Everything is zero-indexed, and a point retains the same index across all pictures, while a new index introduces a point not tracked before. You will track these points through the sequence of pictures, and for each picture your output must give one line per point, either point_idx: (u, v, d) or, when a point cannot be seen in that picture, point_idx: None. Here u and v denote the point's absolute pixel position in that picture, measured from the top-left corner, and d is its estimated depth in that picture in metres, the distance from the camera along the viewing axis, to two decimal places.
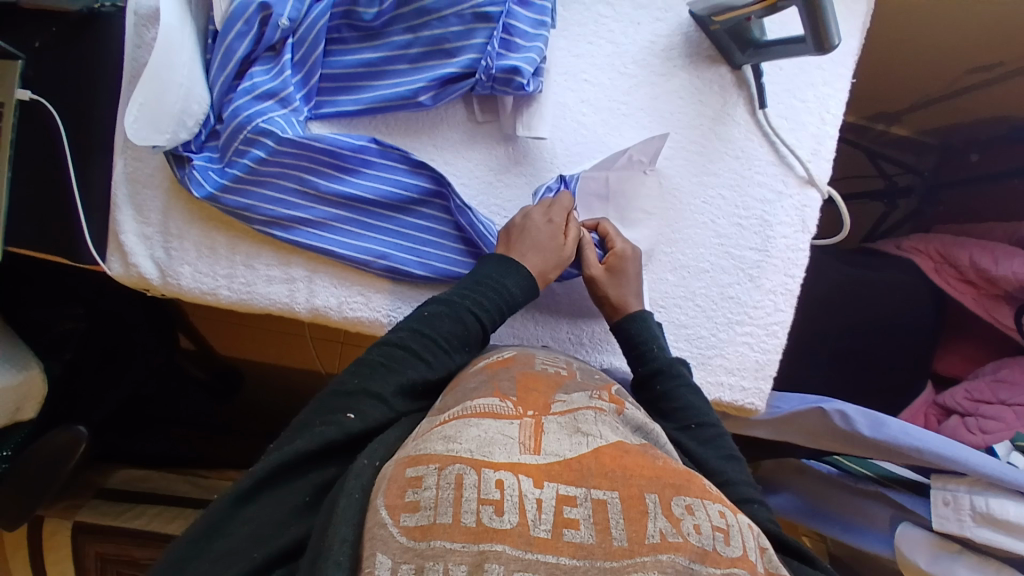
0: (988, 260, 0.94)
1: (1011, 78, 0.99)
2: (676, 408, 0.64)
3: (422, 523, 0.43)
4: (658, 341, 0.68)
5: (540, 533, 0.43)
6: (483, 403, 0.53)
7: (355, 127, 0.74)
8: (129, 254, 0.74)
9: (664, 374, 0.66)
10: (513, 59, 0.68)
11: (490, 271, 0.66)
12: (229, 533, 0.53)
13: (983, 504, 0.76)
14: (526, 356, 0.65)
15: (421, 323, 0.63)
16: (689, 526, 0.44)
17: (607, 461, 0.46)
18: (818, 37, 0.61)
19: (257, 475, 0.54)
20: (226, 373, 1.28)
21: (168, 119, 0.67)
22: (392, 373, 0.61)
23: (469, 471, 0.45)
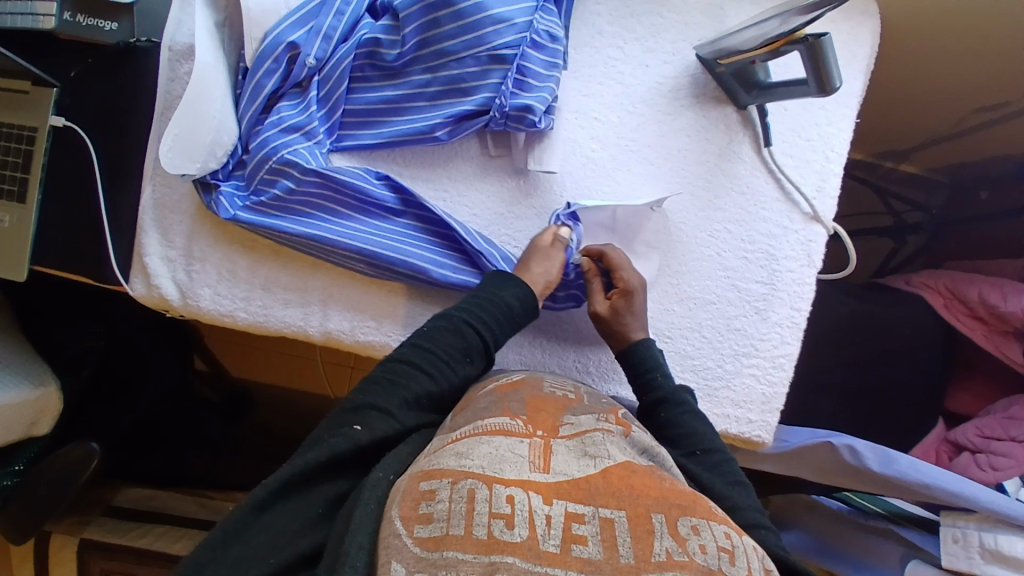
0: (997, 296, 0.94)
1: (1015, 119, 1.01)
2: (681, 436, 0.65)
3: (435, 534, 0.45)
4: (661, 369, 0.69)
5: (549, 548, 0.44)
6: (495, 422, 0.55)
7: (374, 160, 0.77)
8: (152, 276, 0.76)
9: (669, 401, 0.67)
10: (526, 98, 0.71)
11: (488, 286, 0.69)
12: (244, 542, 0.54)
13: (992, 541, 0.76)
14: (536, 380, 0.67)
15: (423, 338, 0.66)
16: (695, 545, 0.46)
17: (614, 481, 0.48)
18: (819, 79, 0.63)
19: (271, 484, 0.56)
20: (236, 396, 1.30)
21: (199, 149, 0.71)
22: (397, 386, 0.63)
23: (481, 486, 0.47)
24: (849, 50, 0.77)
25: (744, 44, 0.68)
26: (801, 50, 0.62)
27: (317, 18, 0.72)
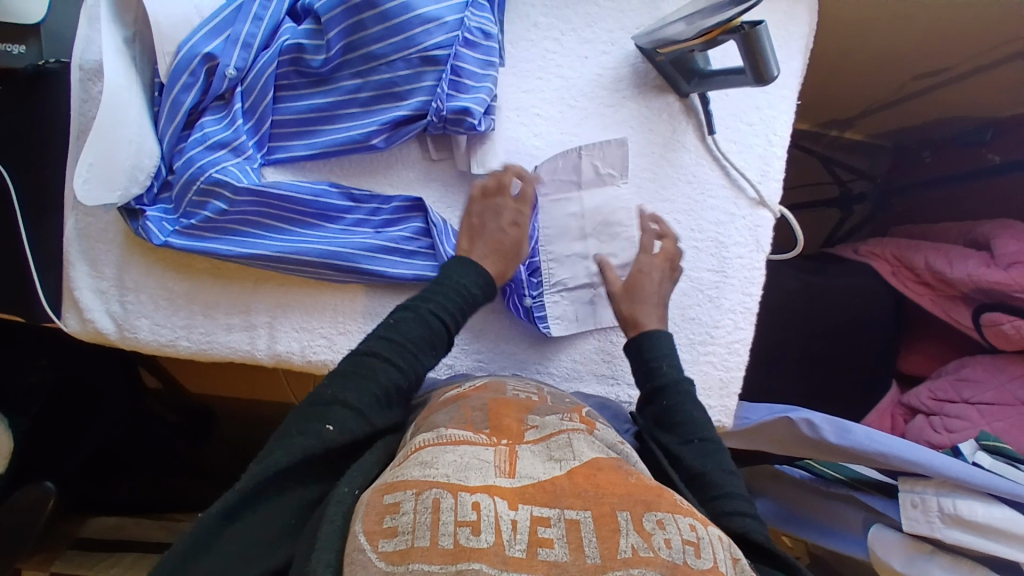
0: (943, 262, 0.95)
1: (955, 83, 1.02)
2: (677, 423, 0.63)
3: (400, 547, 0.43)
4: (670, 358, 0.67)
5: (515, 553, 0.43)
6: (457, 433, 0.54)
7: (310, 171, 0.74)
8: (84, 310, 0.73)
9: (669, 390, 0.65)
10: (463, 99, 0.69)
11: (444, 275, 0.68)
12: (212, 556, 0.49)
13: (951, 505, 0.77)
14: (498, 383, 0.67)
15: (388, 330, 0.63)
16: (660, 540, 0.44)
17: (579, 480, 0.48)
18: (756, 65, 0.62)
19: (242, 488, 0.51)
20: (198, 415, 1.25)
21: (120, 176, 0.67)
22: (366, 380, 0.59)
23: (446, 494, 0.45)
24: (785, 30, 0.76)
25: (678, 35, 0.66)
26: (736, 38, 0.61)
27: (232, 27, 0.68)
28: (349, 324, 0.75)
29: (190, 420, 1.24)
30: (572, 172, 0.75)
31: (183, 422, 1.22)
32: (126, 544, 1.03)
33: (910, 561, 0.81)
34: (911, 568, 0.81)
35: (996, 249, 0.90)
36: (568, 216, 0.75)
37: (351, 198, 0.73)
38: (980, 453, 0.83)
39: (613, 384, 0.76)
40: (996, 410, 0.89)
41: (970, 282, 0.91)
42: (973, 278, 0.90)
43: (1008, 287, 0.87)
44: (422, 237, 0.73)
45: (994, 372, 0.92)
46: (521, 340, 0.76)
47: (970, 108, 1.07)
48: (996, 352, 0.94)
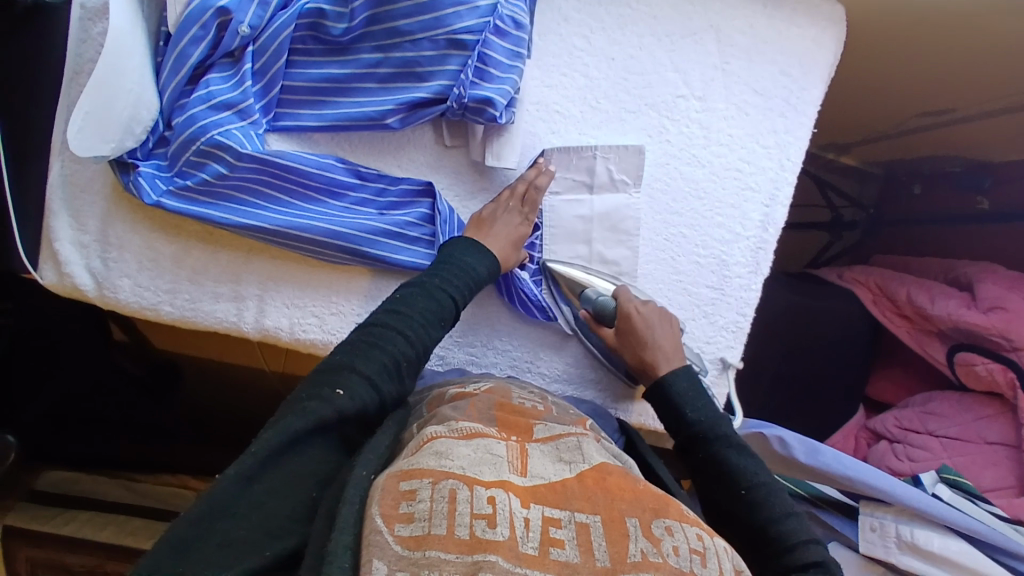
0: (924, 298, 0.98)
1: (959, 124, 1.04)
2: (718, 472, 0.62)
3: (416, 534, 0.42)
4: (693, 407, 0.66)
5: (529, 550, 0.43)
6: (468, 426, 0.54)
7: (316, 143, 0.71)
8: (63, 264, 0.71)
9: (708, 439, 0.64)
10: (487, 89, 0.67)
11: (450, 251, 0.67)
12: (234, 520, 0.48)
13: (910, 534, 0.81)
14: (505, 389, 0.66)
15: (396, 304, 0.62)
16: (668, 547, 0.45)
17: (590, 484, 0.48)
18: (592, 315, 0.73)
19: (260, 452, 0.50)
20: (159, 369, 1.17)
21: (114, 128, 0.64)
22: (376, 350, 0.59)
23: (462, 487, 0.45)
24: (811, 54, 0.76)
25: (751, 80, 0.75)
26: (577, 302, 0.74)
27: None
28: (343, 305, 0.73)
29: (150, 374, 1.15)
30: (584, 173, 0.74)
31: (143, 377, 1.14)
32: (62, 500, 1.01)
33: None
34: None
35: (978, 293, 0.94)
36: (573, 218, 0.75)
37: (357, 174, 0.71)
38: (940, 485, 0.85)
39: (603, 390, 0.76)
40: (959, 445, 0.92)
41: (948, 319, 0.94)
42: (952, 317, 0.93)
43: (986, 330, 0.90)
44: (426, 224, 0.71)
45: (961, 410, 0.94)
46: (515, 337, 0.75)
47: (968, 150, 1.09)
48: (964, 390, 0.97)
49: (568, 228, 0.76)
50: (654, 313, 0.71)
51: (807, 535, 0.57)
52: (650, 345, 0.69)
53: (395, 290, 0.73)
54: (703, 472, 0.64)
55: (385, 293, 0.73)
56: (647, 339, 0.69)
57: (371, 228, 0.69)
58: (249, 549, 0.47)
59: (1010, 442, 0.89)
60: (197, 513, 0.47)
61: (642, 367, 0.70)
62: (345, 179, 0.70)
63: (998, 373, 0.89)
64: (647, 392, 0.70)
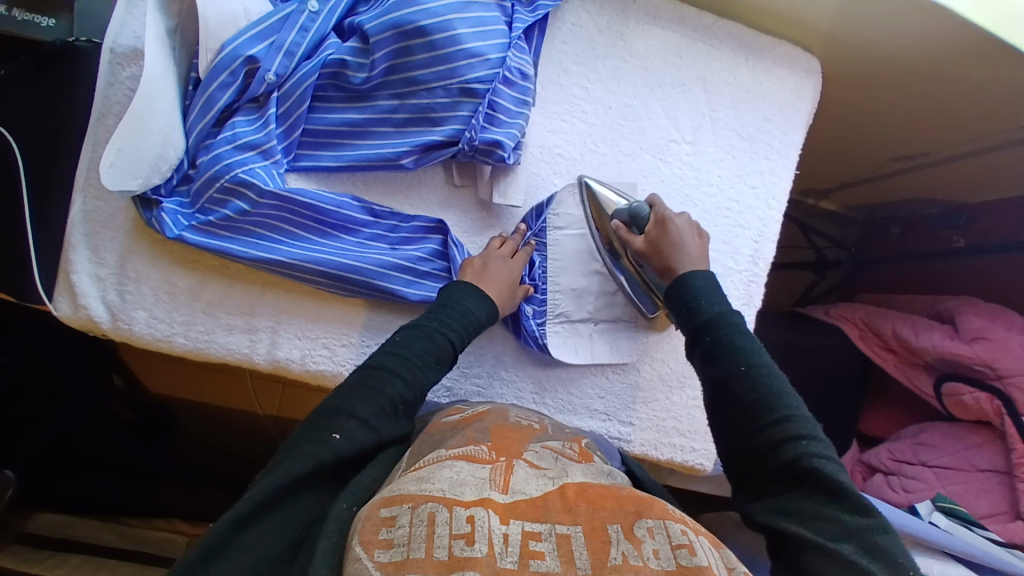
0: (909, 331, 1.02)
1: (932, 167, 1.11)
2: (726, 352, 0.61)
3: (396, 559, 0.43)
4: (705, 301, 0.65)
5: (507, 564, 0.44)
6: (460, 450, 0.57)
7: (333, 182, 0.75)
8: (80, 297, 0.74)
9: (709, 328, 0.63)
10: (496, 133, 0.72)
11: (451, 295, 0.70)
12: (224, 565, 0.48)
13: (911, 561, 0.82)
14: (501, 411, 0.68)
15: (395, 346, 0.64)
16: (650, 549, 0.46)
17: (570, 496, 0.50)
18: (627, 224, 0.74)
19: (256, 497, 0.51)
20: (156, 414, 1.19)
21: (142, 164, 0.69)
22: (375, 392, 0.60)
23: (442, 509, 0.47)
24: (791, 104, 0.83)
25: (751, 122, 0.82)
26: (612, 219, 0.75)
27: (278, 34, 0.70)
28: (352, 336, 0.75)
29: (146, 419, 1.19)
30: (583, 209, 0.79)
31: (138, 422, 1.18)
32: (46, 541, 0.99)
33: None
34: None
35: (959, 325, 0.98)
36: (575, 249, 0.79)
37: (371, 212, 0.75)
38: (936, 512, 0.88)
39: (606, 419, 0.78)
40: (952, 473, 0.94)
41: (933, 351, 0.98)
42: (937, 349, 0.97)
43: (970, 359, 0.94)
44: (438, 259, 0.75)
45: (951, 440, 0.97)
46: (520, 368, 0.78)
47: (943, 191, 1.16)
48: (953, 419, 1.00)
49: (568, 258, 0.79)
50: (684, 225, 0.72)
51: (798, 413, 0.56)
52: (678, 251, 0.70)
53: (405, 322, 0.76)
54: (712, 360, 0.61)
55: (392, 325, 0.76)
56: (676, 248, 0.71)
57: (385, 263, 0.72)
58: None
59: (999, 468, 0.91)
60: (190, 561, 0.48)
61: (664, 271, 0.71)
62: (357, 213, 0.74)
63: (985, 401, 0.92)
64: (670, 288, 0.69)
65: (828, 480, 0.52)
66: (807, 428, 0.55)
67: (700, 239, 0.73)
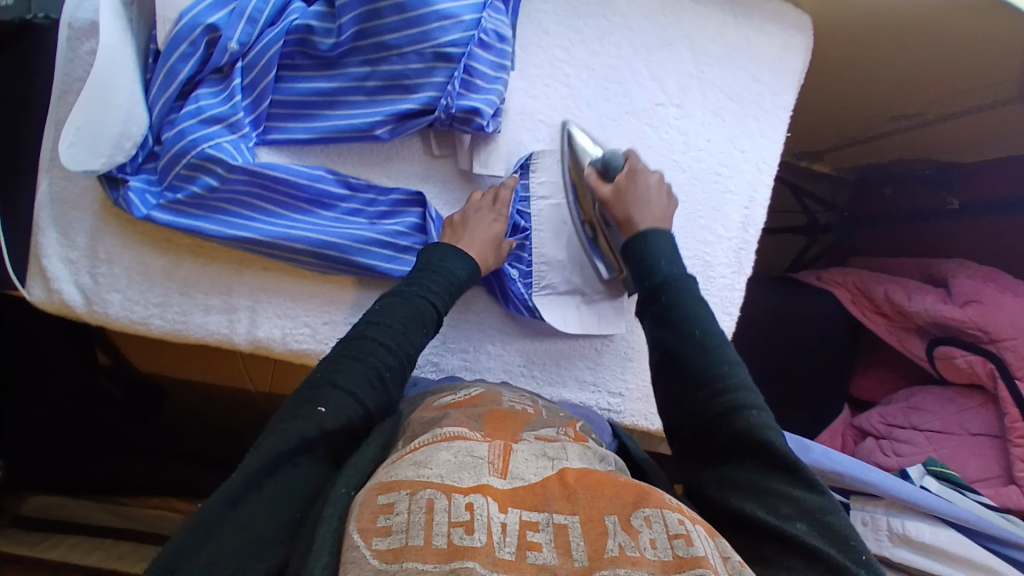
0: (902, 295, 1.01)
1: (927, 126, 1.08)
2: (680, 315, 0.62)
3: (394, 545, 0.42)
4: (660, 260, 0.66)
5: (506, 555, 0.43)
6: (453, 430, 0.54)
7: (306, 155, 0.72)
8: (51, 280, 0.72)
9: (666, 286, 0.64)
10: (474, 99, 0.69)
11: (429, 257, 0.68)
12: (218, 543, 0.47)
13: (901, 525, 0.82)
14: (494, 394, 0.66)
15: (375, 314, 0.63)
16: (646, 540, 0.45)
17: (570, 482, 0.48)
18: (599, 173, 0.73)
19: (244, 474, 0.49)
20: (145, 390, 1.18)
21: (106, 142, 0.66)
22: (358, 362, 0.59)
23: (440, 496, 0.45)
24: (780, 62, 0.79)
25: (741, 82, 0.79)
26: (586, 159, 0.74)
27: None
28: (334, 314, 0.73)
29: (134, 397, 1.17)
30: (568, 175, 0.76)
31: (127, 400, 1.16)
32: (43, 524, 1.00)
33: None
34: None
35: (953, 287, 0.97)
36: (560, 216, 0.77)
37: (347, 186, 0.72)
38: (927, 476, 0.87)
39: (595, 390, 0.77)
40: (944, 437, 0.94)
41: (926, 315, 0.96)
42: (930, 312, 0.96)
43: (963, 324, 0.92)
44: (417, 233, 0.73)
45: (943, 404, 0.97)
46: (507, 341, 0.76)
47: (938, 150, 1.13)
48: (945, 383, 0.99)
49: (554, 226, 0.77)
50: (654, 182, 0.72)
51: (746, 384, 0.57)
52: (641, 204, 0.71)
53: None
54: (666, 318, 0.63)
55: (375, 302, 0.74)
56: (639, 200, 0.71)
57: (363, 238, 0.70)
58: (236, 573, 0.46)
59: (992, 432, 0.91)
60: (180, 541, 0.46)
61: (626, 223, 0.71)
62: (334, 188, 0.71)
63: (978, 364, 0.91)
64: (626, 243, 0.70)
65: (773, 450, 0.54)
66: (753, 397, 0.57)
67: (666, 200, 0.72)
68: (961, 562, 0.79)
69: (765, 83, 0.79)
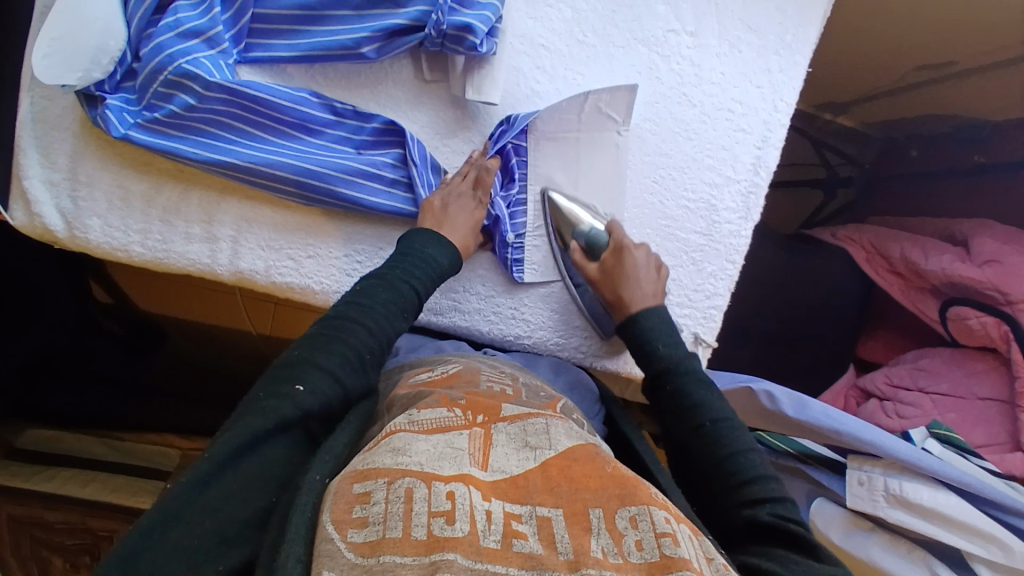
0: (918, 253, 0.97)
1: (957, 78, 1.02)
2: (683, 409, 0.62)
3: (370, 539, 0.40)
4: (659, 341, 0.66)
5: (490, 544, 0.40)
6: (431, 417, 0.51)
7: (290, 76, 0.69)
8: (32, 203, 0.69)
9: (669, 371, 0.64)
10: (466, 15, 0.64)
11: (411, 243, 0.66)
12: (187, 530, 0.44)
13: (898, 486, 0.79)
14: (472, 373, 0.63)
15: (358, 296, 0.61)
16: (632, 542, 0.41)
17: (553, 475, 0.45)
18: (586, 250, 0.71)
19: (216, 455, 0.47)
20: (143, 329, 1.17)
21: (81, 55, 0.63)
22: (336, 342, 0.57)
23: (420, 484, 0.42)
24: None
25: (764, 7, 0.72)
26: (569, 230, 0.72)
27: None
28: (319, 248, 0.70)
29: (134, 334, 1.16)
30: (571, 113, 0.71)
31: (127, 337, 1.15)
32: (57, 458, 1.01)
33: (848, 536, 0.84)
34: (848, 544, 0.83)
35: (973, 247, 0.92)
36: (559, 157, 0.73)
37: (332, 111, 0.68)
38: (929, 440, 0.84)
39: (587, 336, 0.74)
40: (950, 401, 0.91)
41: (941, 274, 0.92)
42: (947, 273, 0.91)
43: (980, 284, 0.88)
44: (400, 167, 0.70)
45: (951, 367, 0.94)
46: (495, 284, 0.73)
47: (963, 105, 1.07)
48: (956, 346, 0.96)
49: (554, 160, 0.73)
50: (643, 258, 0.69)
51: (757, 470, 0.56)
52: (630, 283, 0.68)
53: (376, 235, 0.71)
54: (670, 407, 0.63)
55: (361, 234, 0.71)
56: (631, 280, 0.68)
57: (346, 167, 0.67)
58: (203, 560, 0.44)
59: (1001, 398, 0.88)
60: (146, 524, 0.43)
61: (617, 303, 0.69)
62: (317, 116, 0.68)
63: (992, 326, 0.87)
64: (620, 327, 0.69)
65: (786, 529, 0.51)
66: (765, 482, 0.55)
67: (658, 274, 0.70)
68: (959, 528, 0.77)
69: (790, 7, 0.72)
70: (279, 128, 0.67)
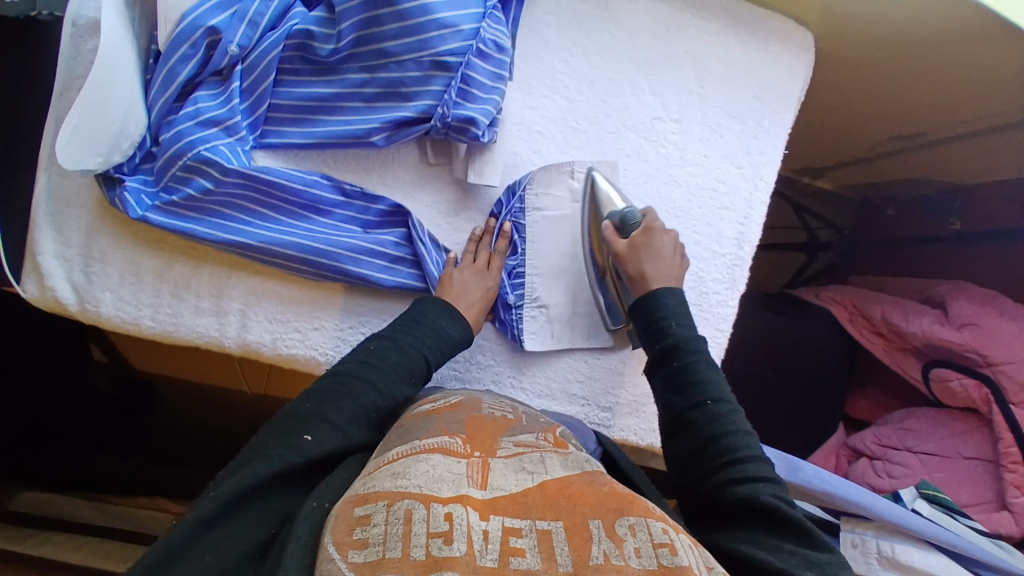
0: (898, 316, 1.00)
1: (929, 147, 1.09)
2: (691, 381, 0.62)
3: (370, 559, 0.40)
4: (678, 320, 0.66)
5: (486, 563, 0.40)
6: (432, 441, 0.52)
7: (302, 160, 0.73)
8: (45, 277, 0.72)
9: (678, 351, 0.64)
10: (470, 109, 0.69)
11: (425, 311, 0.68)
12: (191, 564, 0.46)
13: (890, 549, 0.81)
14: (475, 402, 0.64)
15: (367, 356, 0.63)
16: (631, 548, 0.43)
17: (552, 491, 0.46)
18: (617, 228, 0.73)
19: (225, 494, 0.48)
20: (140, 389, 1.15)
21: (105, 138, 0.66)
22: (346, 398, 0.58)
23: (419, 506, 0.43)
24: (784, 83, 0.79)
25: (744, 96, 0.78)
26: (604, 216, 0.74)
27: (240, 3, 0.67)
28: (324, 320, 0.73)
29: (130, 395, 1.14)
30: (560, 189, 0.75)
31: (121, 397, 1.13)
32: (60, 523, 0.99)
33: None
34: None
35: (950, 310, 0.96)
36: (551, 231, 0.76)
37: (342, 192, 0.72)
38: (919, 499, 0.86)
39: (585, 405, 0.76)
40: (938, 461, 0.93)
41: (922, 336, 0.96)
42: (926, 334, 0.95)
43: (959, 346, 0.92)
44: (406, 246, 0.73)
45: (937, 427, 0.96)
46: (496, 352, 0.75)
47: (938, 174, 1.14)
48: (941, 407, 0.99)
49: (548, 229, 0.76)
50: (670, 243, 0.72)
51: (751, 453, 0.58)
52: (655, 260, 0.70)
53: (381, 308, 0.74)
54: (676, 383, 0.63)
55: (366, 309, 0.74)
56: (656, 257, 0.70)
57: (354, 246, 0.70)
58: None
59: (986, 457, 0.90)
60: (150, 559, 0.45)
61: (639, 278, 0.70)
62: (329, 198, 0.72)
63: (972, 389, 0.90)
64: (636, 302, 0.70)
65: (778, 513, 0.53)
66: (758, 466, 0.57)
67: (680, 258, 0.72)
68: None
69: (766, 99, 0.79)
70: (291, 205, 0.71)
